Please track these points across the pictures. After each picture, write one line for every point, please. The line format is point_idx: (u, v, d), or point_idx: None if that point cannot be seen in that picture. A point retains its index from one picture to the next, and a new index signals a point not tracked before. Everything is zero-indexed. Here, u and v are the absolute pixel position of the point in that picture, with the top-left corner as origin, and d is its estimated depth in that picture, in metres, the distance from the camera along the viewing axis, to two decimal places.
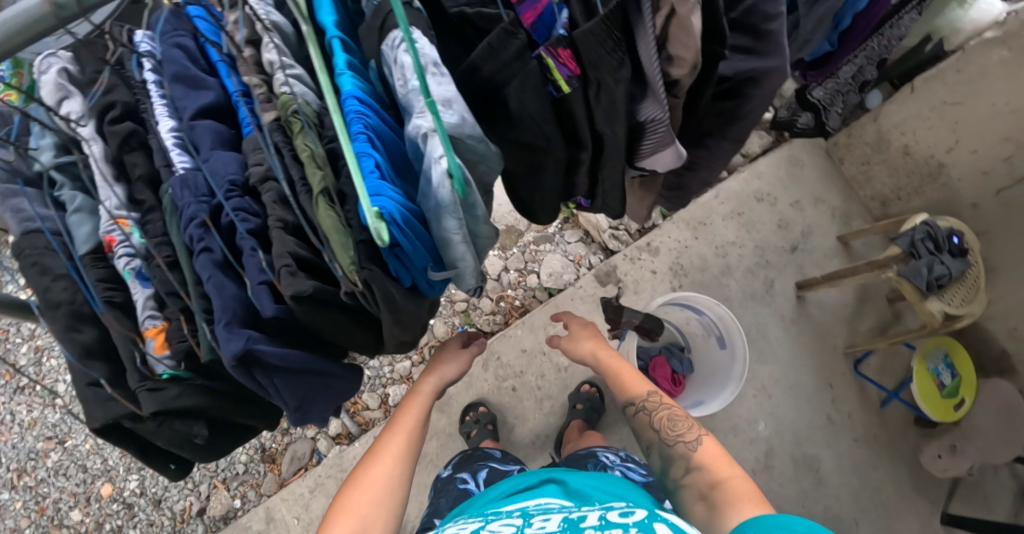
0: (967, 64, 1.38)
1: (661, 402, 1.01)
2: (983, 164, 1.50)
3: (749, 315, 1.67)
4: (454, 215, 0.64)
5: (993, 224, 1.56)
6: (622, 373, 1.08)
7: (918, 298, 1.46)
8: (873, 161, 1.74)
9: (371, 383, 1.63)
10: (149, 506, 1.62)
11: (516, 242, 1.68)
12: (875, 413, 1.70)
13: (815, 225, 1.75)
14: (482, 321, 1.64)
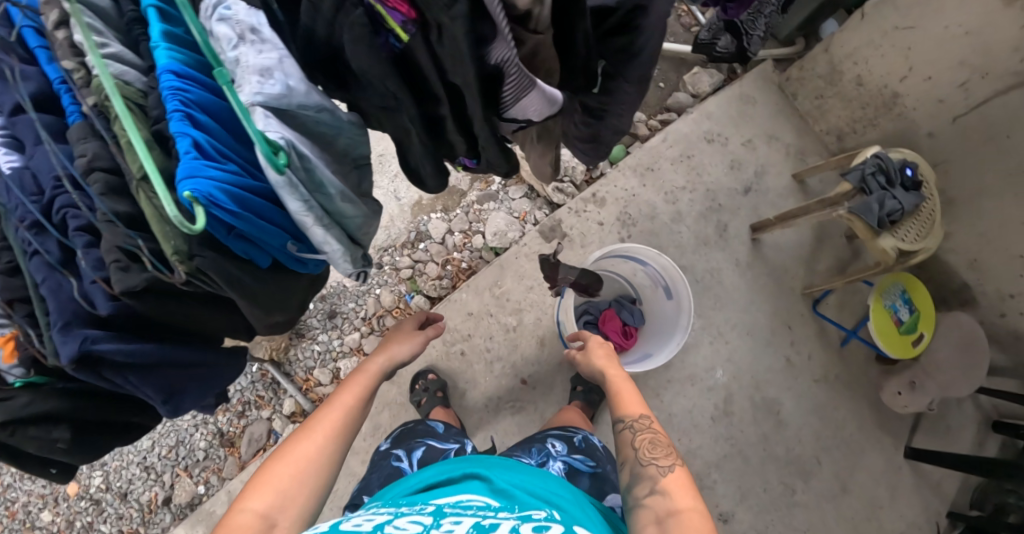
0: None
1: (648, 424, 0.94)
2: (938, 91, 1.43)
3: (703, 261, 1.64)
4: (297, 191, 0.60)
5: (952, 152, 1.49)
6: (621, 391, 1.03)
7: (870, 235, 1.40)
8: (826, 94, 1.67)
9: (321, 358, 1.65)
10: (116, 500, 1.69)
11: (459, 204, 1.68)
12: (835, 353, 1.70)
13: (768, 163, 1.71)
14: (429, 286, 1.63)
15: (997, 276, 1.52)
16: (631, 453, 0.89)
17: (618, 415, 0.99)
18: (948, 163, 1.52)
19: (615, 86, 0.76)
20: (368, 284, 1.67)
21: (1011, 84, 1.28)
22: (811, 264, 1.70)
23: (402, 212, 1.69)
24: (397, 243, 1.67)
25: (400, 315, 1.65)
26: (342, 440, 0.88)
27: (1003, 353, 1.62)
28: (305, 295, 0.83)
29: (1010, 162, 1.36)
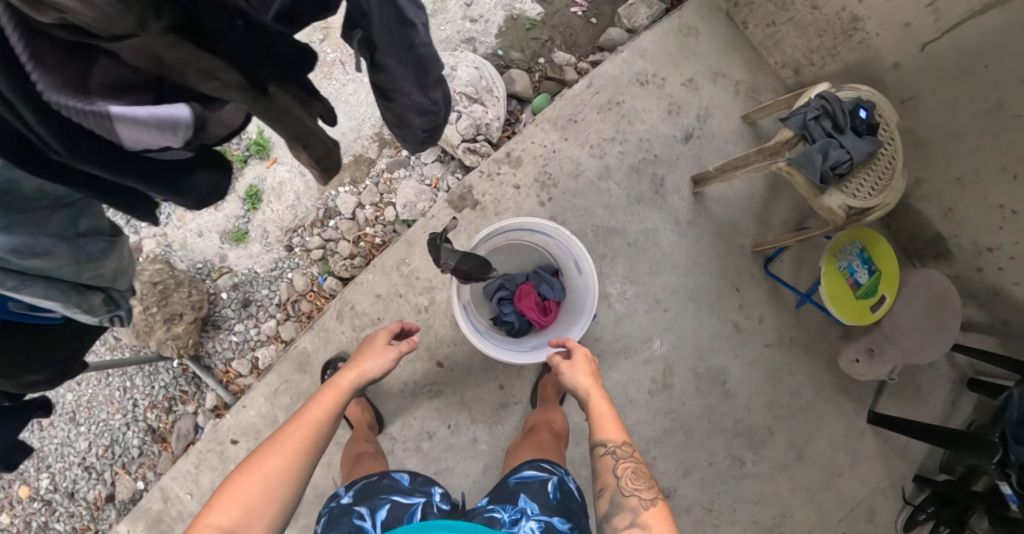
0: None
1: (631, 453, 0.93)
2: (905, 13, 1.21)
3: (635, 222, 1.48)
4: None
5: (920, 85, 1.27)
6: (601, 409, 1.00)
7: (813, 192, 1.21)
8: (779, 21, 1.45)
9: (239, 348, 1.60)
10: (65, 500, 1.71)
11: (368, 173, 1.55)
12: (789, 315, 1.57)
13: (714, 105, 1.52)
14: (340, 267, 1.53)
15: (970, 224, 1.33)
16: (614, 480, 0.91)
17: (597, 438, 0.97)
18: (920, 98, 1.28)
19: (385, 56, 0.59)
20: (280, 268, 1.58)
21: (990, 1, 1.07)
22: (762, 220, 1.54)
23: (309, 188, 1.57)
24: (306, 222, 1.56)
25: (314, 299, 1.57)
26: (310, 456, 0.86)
27: (979, 309, 1.44)
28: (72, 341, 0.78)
29: (990, 96, 1.15)
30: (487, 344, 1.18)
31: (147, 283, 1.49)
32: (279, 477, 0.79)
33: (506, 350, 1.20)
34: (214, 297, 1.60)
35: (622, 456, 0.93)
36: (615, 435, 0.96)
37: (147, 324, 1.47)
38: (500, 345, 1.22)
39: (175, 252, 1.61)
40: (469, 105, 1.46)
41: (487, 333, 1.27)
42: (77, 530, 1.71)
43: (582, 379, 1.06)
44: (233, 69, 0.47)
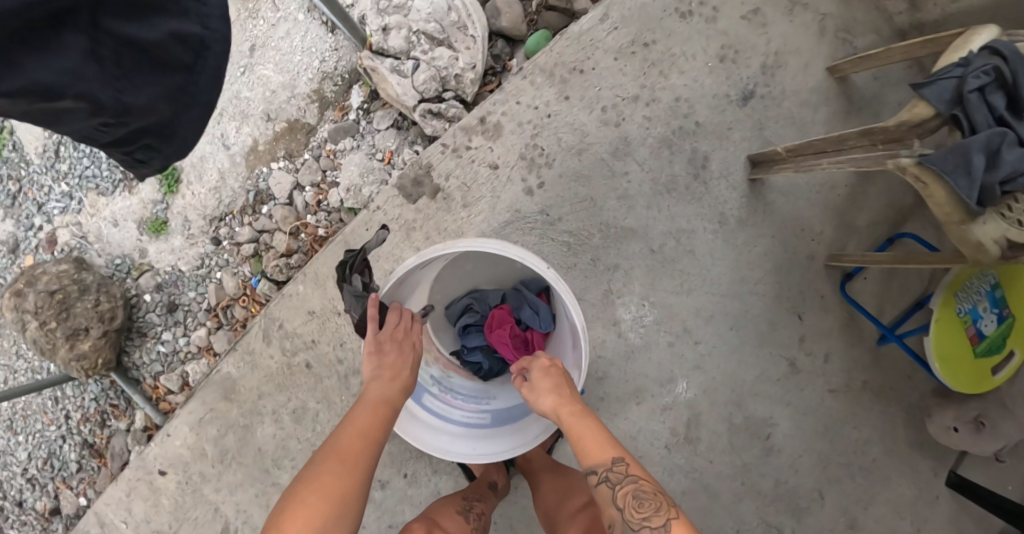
0: None
1: (628, 472, 0.68)
2: None
3: (661, 215, 1.09)
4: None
5: None
6: (579, 436, 0.72)
7: (956, 213, 0.77)
8: None
9: (167, 361, 1.31)
10: (13, 509, 1.53)
11: (308, 144, 1.18)
12: (868, 354, 1.22)
13: (781, 50, 1.17)
14: (272, 268, 1.18)
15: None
16: (615, 514, 0.67)
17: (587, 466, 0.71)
18: None
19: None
20: (207, 265, 1.25)
21: None
22: (843, 221, 1.20)
23: (235, 164, 1.20)
24: (234, 210, 1.22)
25: (247, 304, 1.24)
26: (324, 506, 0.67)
27: None
28: None
29: None
30: (422, 420, 0.81)
31: (42, 292, 1.19)
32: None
33: (450, 427, 0.82)
34: (136, 299, 1.30)
35: (626, 483, 0.67)
36: (603, 456, 0.69)
37: (48, 342, 1.21)
38: (448, 414, 0.84)
39: (91, 245, 1.31)
40: (431, 49, 1.05)
41: (438, 389, 0.90)
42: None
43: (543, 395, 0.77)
44: None
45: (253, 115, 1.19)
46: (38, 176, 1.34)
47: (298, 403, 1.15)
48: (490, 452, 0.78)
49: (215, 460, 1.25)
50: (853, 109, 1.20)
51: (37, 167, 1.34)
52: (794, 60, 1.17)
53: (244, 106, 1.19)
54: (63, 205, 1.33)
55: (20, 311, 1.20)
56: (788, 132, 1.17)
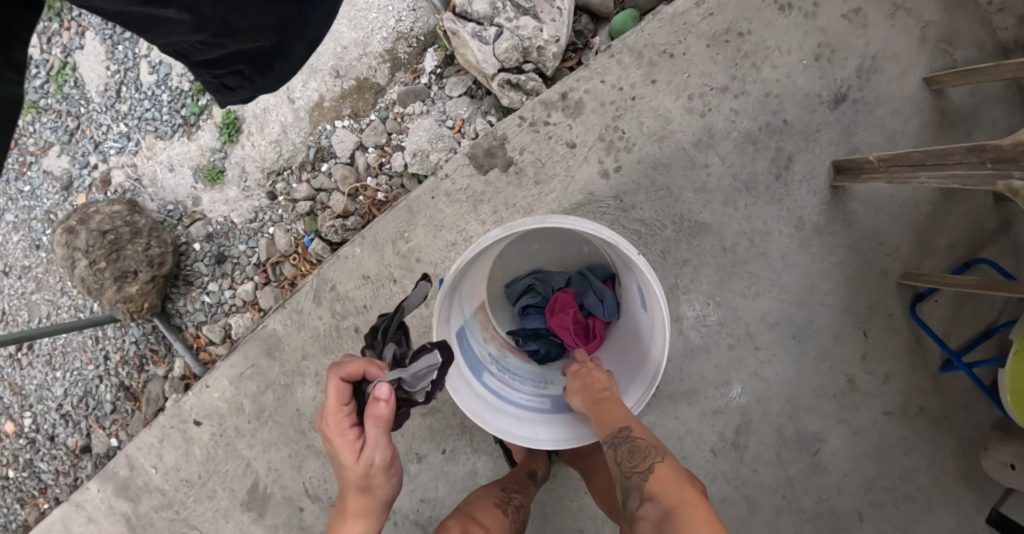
0: None
1: (627, 435, 0.71)
2: None
3: (735, 211, 1.06)
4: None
5: None
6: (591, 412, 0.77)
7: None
8: None
9: (211, 311, 1.30)
10: (46, 442, 1.55)
11: (376, 104, 1.15)
12: (922, 379, 1.15)
13: (880, 53, 1.10)
14: (327, 229, 1.16)
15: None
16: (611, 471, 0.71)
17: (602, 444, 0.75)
18: None
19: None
20: (259, 220, 1.24)
21: None
22: (923, 238, 1.13)
23: (298, 119, 1.18)
24: (294, 164, 1.20)
25: (298, 263, 1.23)
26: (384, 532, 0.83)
27: None
28: None
29: None
30: (490, 404, 0.79)
31: (94, 232, 1.19)
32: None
33: (515, 411, 0.81)
34: (185, 247, 1.29)
35: (621, 444, 0.70)
36: (605, 427, 0.73)
37: (95, 282, 1.19)
38: (511, 396, 0.83)
39: (144, 189, 1.30)
40: (516, 18, 1.01)
41: (496, 369, 0.87)
42: (61, 473, 1.55)
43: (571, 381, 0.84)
44: None
45: (321, 70, 1.16)
46: (97, 115, 1.33)
47: None
48: (555, 439, 0.78)
49: (251, 416, 1.25)
50: (946, 124, 1.12)
51: (97, 105, 1.33)
52: (890, 68, 1.11)
53: (313, 59, 1.16)
54: (120, 146, 1.32)
55: (70, 248, 1.19)
56: (878, 141, 1.11)
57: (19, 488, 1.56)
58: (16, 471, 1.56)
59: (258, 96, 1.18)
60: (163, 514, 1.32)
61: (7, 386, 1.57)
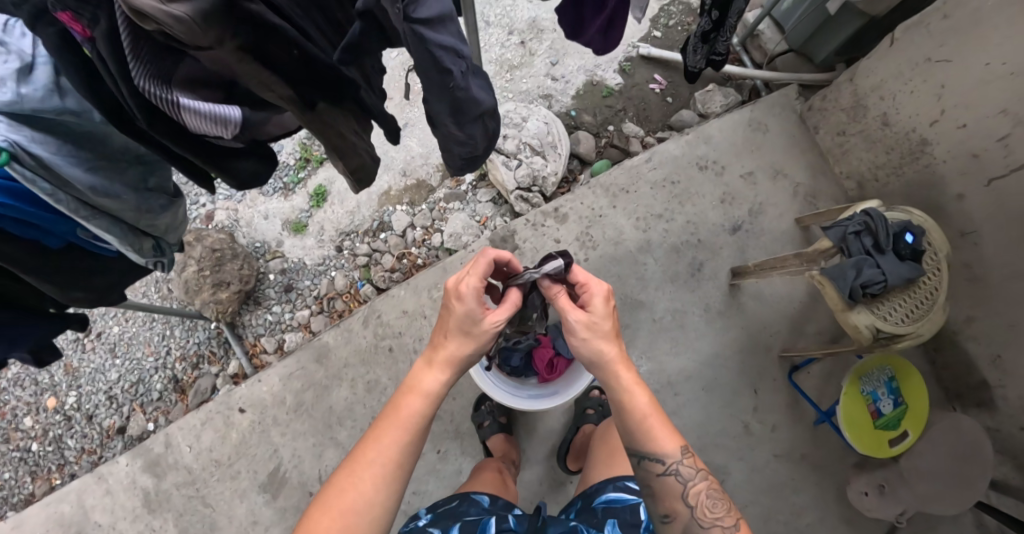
0: (953, 51, 1.31)
1: (695, 465, 0.89)
2: (975, 144, 1.34)
3: (665, 300, 1.56)
4: (36, 184, 0.72)
5: (984, 220, 1.38)
6: (630, 428, 0.89)
7: (841, 305, 1.23)
8: (849, 131, 1.62)
9: (271, 327, 1.68)
10: (82, 421, 1.76)
11: (426, 199, 1.66)
12: (805, 431, 1.56)
13: (769, 201, 1.63)
14: (379, 278, 1.62)
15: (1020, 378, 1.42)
16: (680, 492, 0.88)
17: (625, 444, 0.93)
18: (981, 233, 1.39)
19: None
20: (326, 265, 1.69)
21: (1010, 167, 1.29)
22: (796, 327, 1.58)
23: (370, 200, 1.68)
24: (360, 230, 1.68)
25: (349, 300, 1.66)
26: (415, 440, 0.85)
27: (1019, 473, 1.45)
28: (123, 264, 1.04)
29: None
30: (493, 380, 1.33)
31: (207, 248, 1.60)
32: (362, 510, 0.78)
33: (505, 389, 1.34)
34: (263, 275, 1.70)
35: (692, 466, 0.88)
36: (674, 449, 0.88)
37: (197, 284, 1.57)
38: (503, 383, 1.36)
39: (240, 227, 1.73)
40: (531, 156, 1.54)
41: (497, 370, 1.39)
42: (84, 452, 1.75)
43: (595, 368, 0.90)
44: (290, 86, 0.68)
45: (394, 169, 1.69)
46: None
47: (374, 377, 1.54)
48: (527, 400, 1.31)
49: (290, 408, 1.57)
50: None
51: None
52: (772, 210, 1.63)
53: (388, 161, 1.69)
54: (229, 195, 1.75)
55: (185, 256, 1.59)
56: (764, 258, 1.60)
57: (36, 462, 1.75)
58: (41, 444, 1.75)
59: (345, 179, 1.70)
60: (182, 490, 1.56)
61: (62, 366, 1.81)
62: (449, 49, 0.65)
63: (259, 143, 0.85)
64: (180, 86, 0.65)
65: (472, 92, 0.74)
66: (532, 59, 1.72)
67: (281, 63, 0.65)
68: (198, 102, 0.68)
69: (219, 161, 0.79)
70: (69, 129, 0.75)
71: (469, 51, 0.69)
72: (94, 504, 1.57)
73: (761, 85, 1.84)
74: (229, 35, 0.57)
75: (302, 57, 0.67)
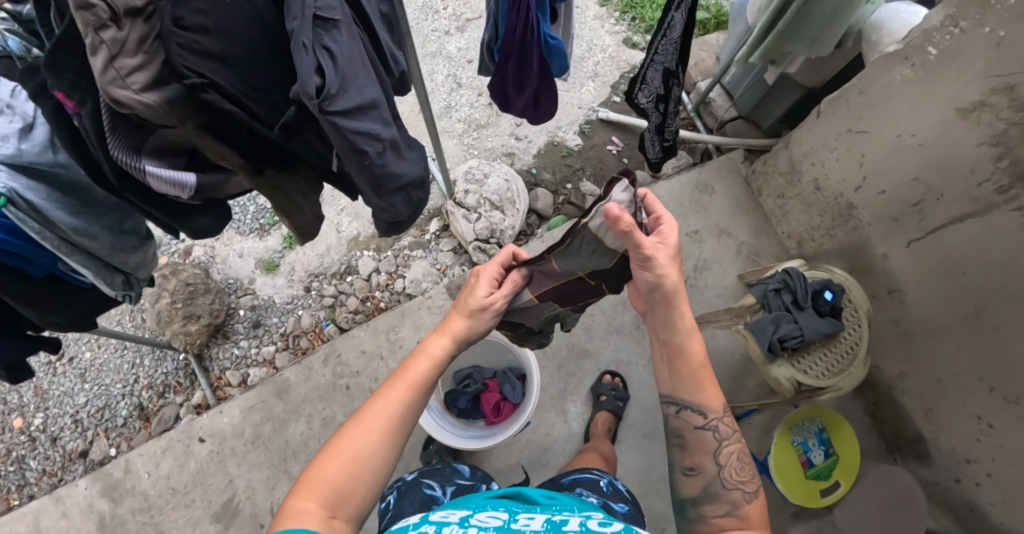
0: (869, 123, 1.45)
1: (727, 428, 0.92)
2: (893, 209, 1.47)
3: (610, 351, 1.62)
4: (26, 224, 0.82)
5: (908, 279, 1.49)
6: (681, 373, 0.91)
7: (763, 359, 1.32)
8: (787, 195, 1.75)
9: (237, 361, 1.75)
10: (46, 443, 1.80)
11: (392, 246, 1.77)
12: None
13: (713, 259, 1.74)
14: (343, 318, 1.71)
15: (950, 431, 1.48)
16: (708, 447, 0.92)
17: (666, 392, 0.94)
18: (904, 289, 1.50)
19: (413, 151, 1.04)
20: (294, 303, 1.77)
21: (926, 230, 1.40)
22: (738, 378, 1.66)
23: (340, 243, 1.79)
24: (328, 273, 1.77)
25: (312, 338, 1.74)
26: (417, 403, 0.87)
27: (954, 525, 1.50)
28: (94, 301, 1.11)
29: (969, 302, 1.34)
30: (435, 420, 1.40)
31: (181, 282, 1.68)
32: (366, 459, 0.79)
33: (448, 430, 1.41)
34: (233, 310, 1.78)
35: (722, 425, 0.91)
36: (710, 408, 0.91)
37: (168, 315, 1.65)
38: (442, 421, 1.42)
39: (215, 263, 1.82)
40: (490, 211, 1.65)
41: (440, 407, 1.46)
42: (45, 474, 1.78)
43: (666, 307, 0.87)
44: (241, 156, 0.80)
45: (364, 217, 1.81)
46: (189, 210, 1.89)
47: (330, 413, 1.60)
48: (468, 442, 1.38)
49: (248, 440, 1.62)
50: None
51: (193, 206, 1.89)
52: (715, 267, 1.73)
53: (359, 210, 1.81)
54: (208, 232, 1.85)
55: (160, 288, 1.68)
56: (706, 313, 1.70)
57: None
58: (3, 464, 1.79)
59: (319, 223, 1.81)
60: (138, 517, 1.60)
61: (32, 387, 1.86)
62: (366, 132, 0.79)
63: (216, 201, 0.92)
64: (148, 154, 0.75)
65: (391, 168, 0.90)
66: (498, 120, 1.86)
67: (233, 140, 0.78)
68: (160, 167, 0.76)
69: (178, 217, 0.86)
70: (56, 179, 0.85)
71: (384, 134, 0.84)
72: (49, 526, 1.60)
73: (711, 149, 1.97)
74: (189, 117, 0.71)
75: (250, 135, 0.79)
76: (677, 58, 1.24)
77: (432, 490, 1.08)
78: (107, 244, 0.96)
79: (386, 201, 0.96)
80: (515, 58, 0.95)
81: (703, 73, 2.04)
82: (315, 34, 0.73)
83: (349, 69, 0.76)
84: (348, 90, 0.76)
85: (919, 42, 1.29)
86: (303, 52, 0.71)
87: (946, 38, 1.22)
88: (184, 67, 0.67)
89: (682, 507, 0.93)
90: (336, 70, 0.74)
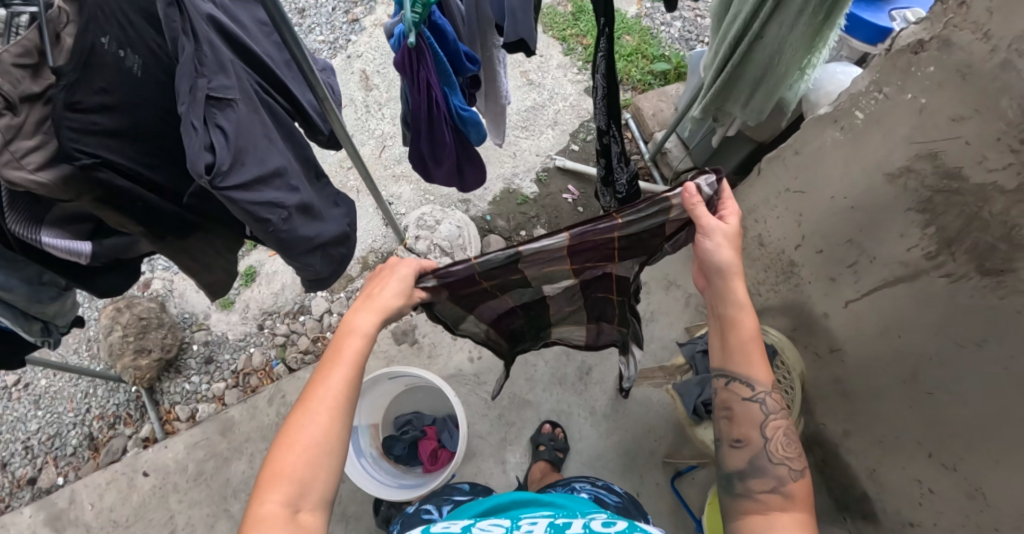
0: (804, 184, 1.49)
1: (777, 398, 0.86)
2: (830, 270, 1.49)
3: (551, 400, 1.64)
4: None
5: (845, 338, 1.50)
6: (732, 343, 0.86)
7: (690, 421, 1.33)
8: None
9: (186, 396, 1.76)
10: None
11: (345, 288, 1.81)
12: None
13: (660, 311, 1.76)
14: (292, 358, 1.74)
15: (892, 493, 1.45)
16: (758, 418, 0.86)
17: (716, 364, 0.90)
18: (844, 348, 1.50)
19: (335, 211, 1.08)
20: (246, 340, 1.80)
21: (863, 290, 1.41)
22: (682, 432, 1.60)
23: (295, 283, 1.85)
24: (281, 311, 1.82)
25: (262, 377, 1.76)
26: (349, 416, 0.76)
27: None
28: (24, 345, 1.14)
29: (907, 365, 1.32)
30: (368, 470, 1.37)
31: (135, 315, 1.71)
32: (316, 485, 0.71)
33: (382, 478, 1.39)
34: (186, 344, 1.81)
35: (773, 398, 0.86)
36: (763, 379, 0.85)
37: (120, 347, 1.68)
38: (375, 470, 1.40)
39: (173, 297, 1.86)
40: (440, 257, 1.67)
41: (373, 457, 1.44)
42: None
43: (719, 278, 0.86)
44: (143, 225, 0.83)
45: None
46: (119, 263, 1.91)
47: None
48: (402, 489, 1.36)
49: (190, 476, 1.63)
50: None
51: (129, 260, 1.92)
52: (662, 318, 1.75)
53: None
54: (166, 266, 1.90)
55: (113, 321, 1.71)
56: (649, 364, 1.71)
57: None
58: None
59: (275, 262, 1.87)
60: None
61: None
62: (266, 201, 0.86)
63: (125, 262, 0.95)
64: (48, 225, 0.78)
65: (299, 231, 0.95)
66: None
67: (132, 211, 0.81)
68: (59, 237, 0.80)
69: (83, 281, 0.89)
70: None
71: (287, 201, 0.90)
72: None
73: None
74: (85, 193, 0.74)
75: (147, 206, 0.83)
76: (606, 114, 1.29)
77: (429, 512, 1.13)
78: (27, 297, 1.00)
79: (310, 259, 1.02)
80: (425, 134, 1.01)
81: (661, 123, 2.07)
82: (210, 113, 0.78)
83: (243, 143, 0.82)
84: (241, 164, 0.81)
85: (846, 106, 1.33)
86: (194, 133, 0.75)
87: (872, 103, 1.26)
88: (74, 149, 0.70)
89: (726, 482, 0.86)
90: (229, 146, 0.79)
